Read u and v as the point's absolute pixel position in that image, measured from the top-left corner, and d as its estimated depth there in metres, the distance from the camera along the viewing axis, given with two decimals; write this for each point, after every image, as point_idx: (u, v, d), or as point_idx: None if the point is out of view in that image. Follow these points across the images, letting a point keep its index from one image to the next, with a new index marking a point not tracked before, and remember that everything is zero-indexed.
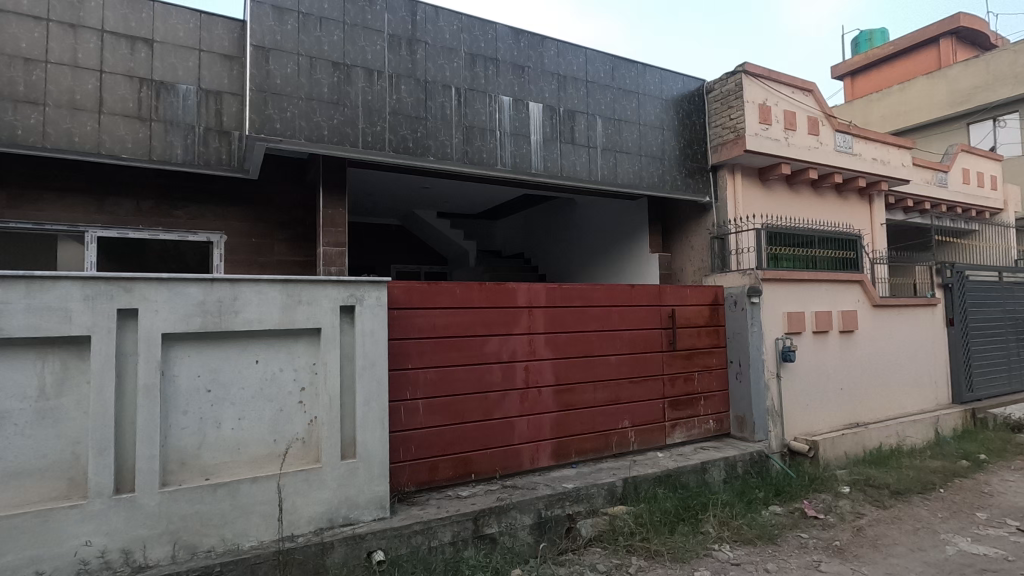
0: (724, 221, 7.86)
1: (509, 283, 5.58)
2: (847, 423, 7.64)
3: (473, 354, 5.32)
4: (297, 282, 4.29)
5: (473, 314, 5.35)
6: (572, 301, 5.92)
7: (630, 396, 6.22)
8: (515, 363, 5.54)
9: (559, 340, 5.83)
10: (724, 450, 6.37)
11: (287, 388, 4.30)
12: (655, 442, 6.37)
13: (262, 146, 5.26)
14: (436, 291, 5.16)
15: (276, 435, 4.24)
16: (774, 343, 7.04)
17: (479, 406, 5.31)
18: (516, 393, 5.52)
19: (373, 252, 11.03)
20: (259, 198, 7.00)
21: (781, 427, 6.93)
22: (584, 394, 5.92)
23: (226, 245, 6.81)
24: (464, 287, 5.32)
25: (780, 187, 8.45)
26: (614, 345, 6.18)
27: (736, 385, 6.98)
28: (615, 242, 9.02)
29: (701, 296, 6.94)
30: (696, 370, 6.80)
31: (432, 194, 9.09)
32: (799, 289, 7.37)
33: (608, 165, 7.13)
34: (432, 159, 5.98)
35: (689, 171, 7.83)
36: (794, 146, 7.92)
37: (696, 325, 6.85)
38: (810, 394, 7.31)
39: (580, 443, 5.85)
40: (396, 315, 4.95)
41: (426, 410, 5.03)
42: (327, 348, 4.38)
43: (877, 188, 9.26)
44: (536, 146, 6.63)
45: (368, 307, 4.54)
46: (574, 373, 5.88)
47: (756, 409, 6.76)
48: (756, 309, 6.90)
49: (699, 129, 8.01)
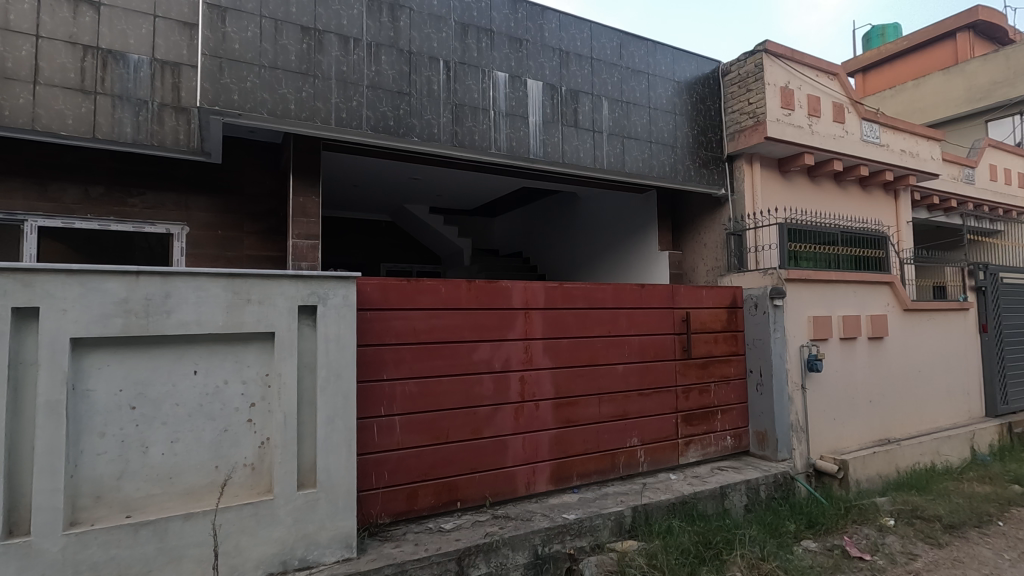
0: (741, 215, 7.17)
1: (503, 282, 4.86)
2: (877, 440, 6.92)
3: (461, 363, 4.61)
4: (246, 277, 3.57)
5: (461, 317, 4.64)
6: (575, 303, 5.21)
7: (638, 410, 5.50)
8: (508, 373, 4.82)
9: (560, 346, 5.11)
10: (745, 472, 5.65)
11: (233, 404, 3.58)
12: (667, 462, 5.65)
13: (218, 120, 4.56)
14: (417, 290, 4.46)
15: (218, 460, 3.51)
16: (799, 351, 6.33)
17: (467, 423, 4.60)
18: (510, 408, 4.80)
19: (361, 249, 10.37)
20: (226, 186, 6.30)
21: (806, 445, 6.23)
22: (588, 408, 5.20)
23: (188, 237, 6.08)
24: (450, 286, 4.61)
25: (802, 179, 7.75)
26: (621, 353, 5.46)
27: (756, 397, 6.26)
28: (619, 239, 8.33)
29: (718, 298, 6.23)
30: (713, 381, 6.07)
31: (423, 185, 8.39)
32: (824, 291, 6.66)
33: (614, 152, 6.43)
34: (417, 141, 5.28)
35: (703, 161, 7.13)
36: (818, 134, 7.22)
37: (712, 331, 6.13)
38: (837, 408, 6.59)
39: (583, 464, 5.13)
40: (370, 318, 4.24)
41: (405, 427, 4.32)
42: (282, 356, 3.66)
43: (904, 182, 8.57)
44: (535, 129, 5.92)
45: (333, 307, 3.83)
46: (577, 385, 5.17)
47: (779, 424, 6.05)
48: (779, 312, 6.19)
49: (714, 115, 7.32)
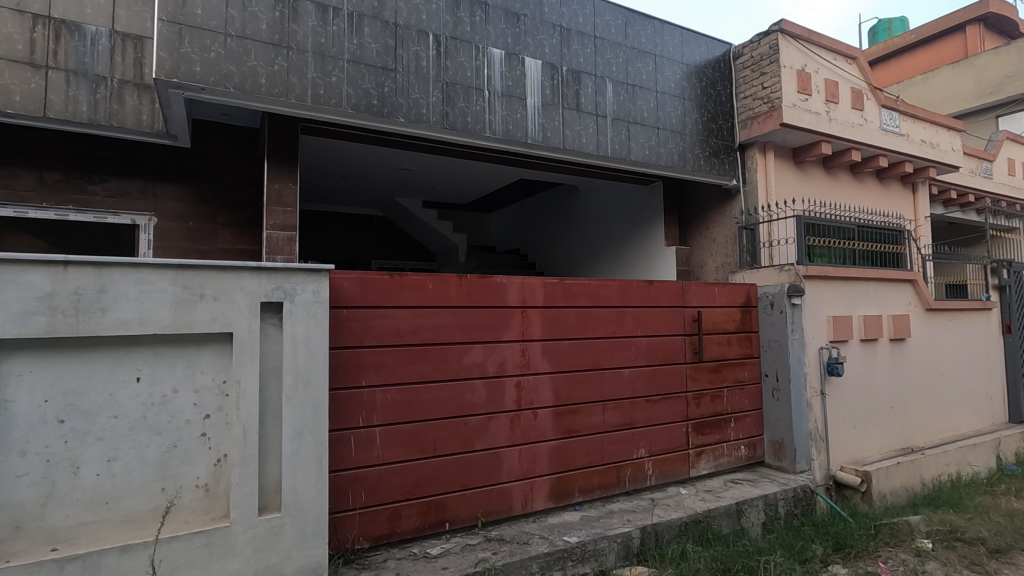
0: (753, 208, 6.70)
1: (498, 277, 4.38)
2: (899, 449, 6.46)
3: (450, 368, 4.13)
4: (198, 268, 3.09)
5: (450, 317, 4.16)
6: (577, 301, 4.73)
7: (646, 419, 5.03)
8: (503, 379, 4.34)
9: (560, 349, 4.63)
10: (761, 485, 5.19)
11: (183, 416, 3.09)
12: (677, 475, 5.18)
13: (179, 95, 4.07)
14: (401, 286, 3.98)
15: (165, 481, 3.03)
16: (817, 353, 5.86)
17: (457, 434, 4.11)
18: (505, 417, 4.32)
19: (352, 245, 9.89)
20: (198, 173, 5.80)
21: (826, 455, 5.77)
22: (591, 417, 4.73)
23: (155, 229, 5.59)
24: (439, 282, 4.13)
25: (817, 170, 7.29)
26: (627, 356, 4.98)
27: (772, 404, 5.79)
28: (623, 234, 7.86)
29: (732, 297, 5.76)
30: (726, 387, 5.60)
31: (415, 175, 7.92)
32: (844, 289, 6.18)
33: (619, 138, 5.95)
34: (403, 122, 4.80)
35: (713, 149, 6.66)
36: (836, 122, 6.75)
37: (725, 332, 5.66)
38: (858, 415, 6.12)
39: (585, 479, 4.65)
40: (347, 317, 3.76)
41: (386, 440, 3.84)
42: (241, 361, 3.17)
43: (924, 175, 8.10)
44: (533, 111, 5.44)
45: (301, 304, 3.35)
46: (579, 391, 4.69)
47: (797, 433, 5.58)
48: (798, 312, 5.72)
49: (725, 101, 6.84)
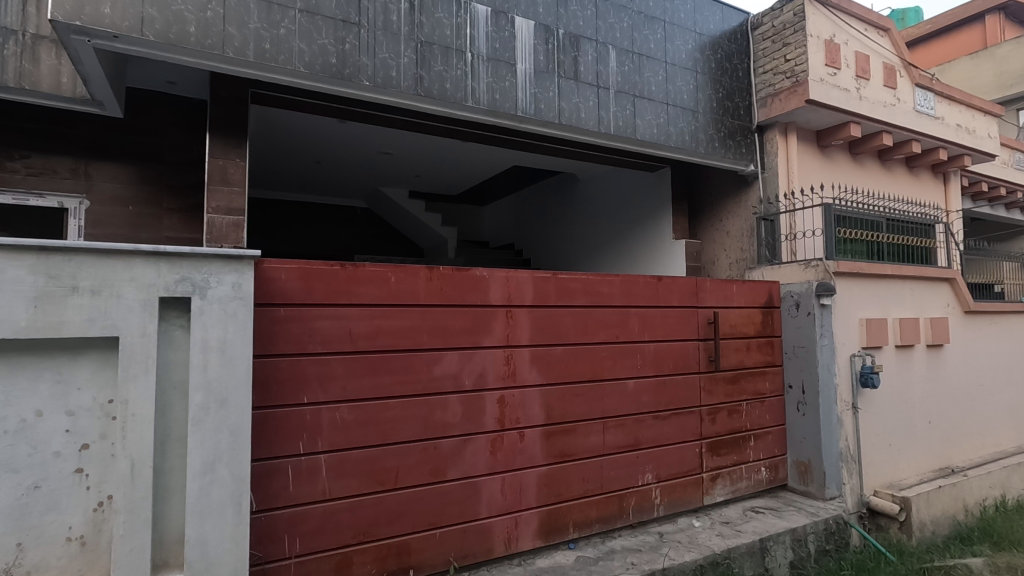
0: (773, 196, 5.97)
1: (477, 270, 3.64)
2: (937, 469, 5.71)
3: (418, 380, 3.38)
4: (70, 251, 2.34)
5: (418, 317, 3.41)
6: (573, 299, 3.99)
7: (653, 438, 4.28)
8: (483, 393, 3.59)
9: (552, 356, 3.88)
10: (787, 517, 4.44)
11: (50, 447, 2.34)
12: (689, 504, 4.44)
13: (85, 42, 3.30)
14: (356, 280, 3.23)
15: (22, 533, 2.28)
16: (849, 361, 5.11)
17: (425, 461, 3.36)
18: (484, 439, 3.58)
19: (332, 238, 9.19)
20: (140, 150, 5.05)
21: (858, 478, 5.03)
22: (589, 437, 3.98)
23: (87, 214, 4.84)
24: (405, 275, 3.39)
25: (843, 156, 6.56)
26: (632, 365, 4.24)
27: (796, 419, 5.05)
28: (626, 226, 7.12)
29: (752, 296, 5.01)
30: (744, 400, 4.86)
31: (397, 159, 7.20)
32: (879, 288, 5.42)
33: (624, 113, 5.20)
34: (367, 85, 4.05)
35: (728, 130, 5.91)
36: (867, 100, 6.00)
37: (744, 336, 4.91)
38: (893, 430, 5.38)
39: (581, 511, 3.91)
40: (284, 318, 3.03)
41: (334, 469, 3.10)
42: (131, 374, 2.42)
43: (957, 163, 7.35)
44: (524, 79, 4.68)
45: (215, 301, 2.60)
46: (575, 407, 3.94)
47: (827, 453, 4.84)
48: (827, 313, 4.97)
49: (742, 77, 6.09)
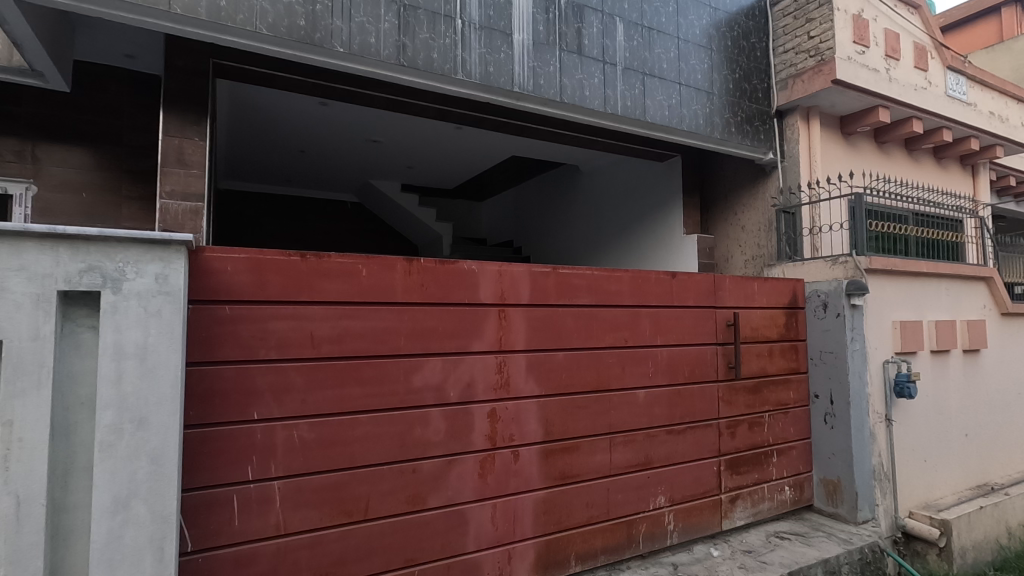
0: (794, 186, 5.47)
1: (466, 263, 3.13)
2: (974, 487, 5.20)
3: (393, 392, 2.87)
4: None
5: (395, 318, 2.90)
6: (576, 298, 3.49)
7: (666, 456, 3.77)
8: (471, 407, 3.09)
9: (552, 363, 3.38)
10: (817, 545, 3.94)
11: None
12: (705, 530, 3.93)
13: None
14: (320, 274, 2.73)
15: None
16: (883, 369, 4.59)
17: (401, 488, 2.86)
18: (472, 459, 3.07)
19: (320, 233, 8.74)
20: (95, 131, 4.56)
21: (892, 498, 4.53)
22: (594, 456, 3.47)
23: (35, 201, 4.34)
24: (379, 268, 2.88)
25: (867, 145, 6.05)
26: (643, 372, 3.73)
27: (823, 433, 4.54)
28: (630, 220, 6.63)
29: (776, 294, 4.51)
30: (766, 412, 4.35)
31: (386, 147, 6.72)
32: (913, 287, 4.90)
33: (632, 93, 4.70)
34: (342, 52, 3.56)
35: (746, 114, 5.40)
36: (897, 82, 5.49)
37: (766, 340, 4.40)
38: (929, 445, 4.87)
39: (584, 541, 3.40)
40: (230, 319, 2.53)
41: (291, 499, 2.60)
42: (17, 387, 1.90)
43: (989, 155, 6.83)
44: (521, 51, 4.18)
45: (133, 297, 2.09)
46: (578, 421, 3.44)
47: (859, 471, 4.33)
48: (859, 315, 4.45)
49: (760, 57, 5.57)
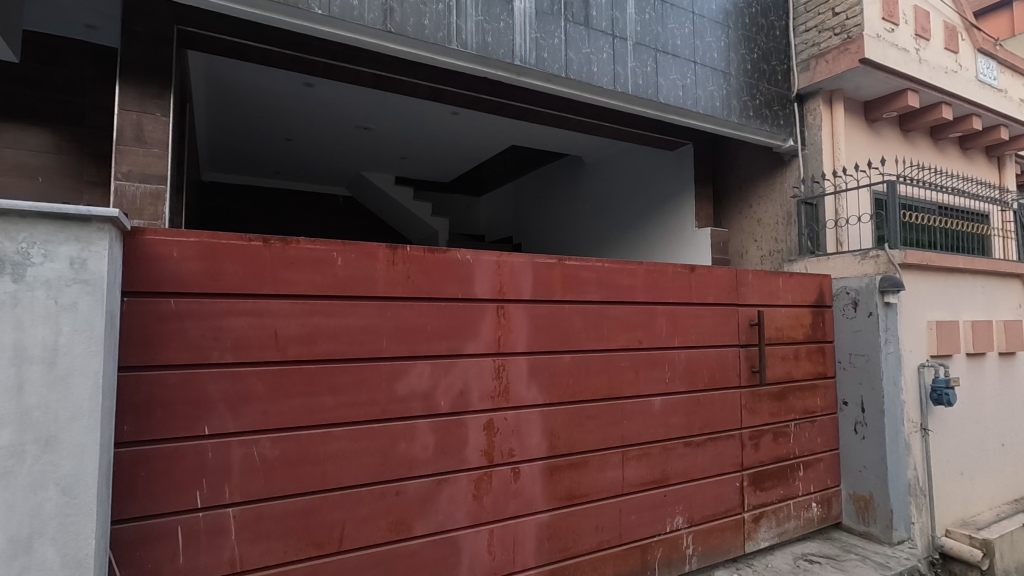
0: (817, 175, 5.07)
1: (459, 252, 2.73)
2: (1011, 501, 4.79)
3: (373, 401, 2.46)
4: None
5: (376, 316, 2.49)
6: (584, 293, 3.08)
7: (684, 471, 3.36)
8: (464, 418, 2.67)
9: (557, 368, 2.96)
10: (851, 570, 3.53)
11: None
12: (727, 553, 3.52)
13: None
14: (287, 262, 2.32)
15: None
16: (918, 373, 4.19)
17: (382, 513, 2.44)
18: (466, 478, 2.66)
19: (310, 229, 8.35)
20: (53, 110, 4.14)
21: (928, 515, 4.13)
22: (604, 472, 3.06)
23: None
24: (358, 257, 2.47)
25: (892, 133, 5.66)
26: (659, 377, 3.32)
27: (853, 443, 4.13)
28: (637, 212, 6.23)
29: (802, 291, 4.10)
30: (792, 420, 3.95)
31: (378, 135, 6.31)
32: (948, 285, 4.49)
33: (644, 70, 4.29)
34: (321, 15, 3.14)
35: (765, 97, 5.00)
36: (927, 64, 5.09)
37: (791, 342, 4.00)
38: (965, 456, 4.46)
39: (593, 569, 2.99)
40: (176, 315, 2.11)
41: (249, 529, 2.18)
42: None
43: (1017, 145, 6.43)
44: (522, 20, 3.77)
45: (41, 286, 1.67)
46: (587, 433, 3.02)
47: (894, 486, 3.93)
48: (893, 314, 4.05)
49: (779, 36, 5.17)
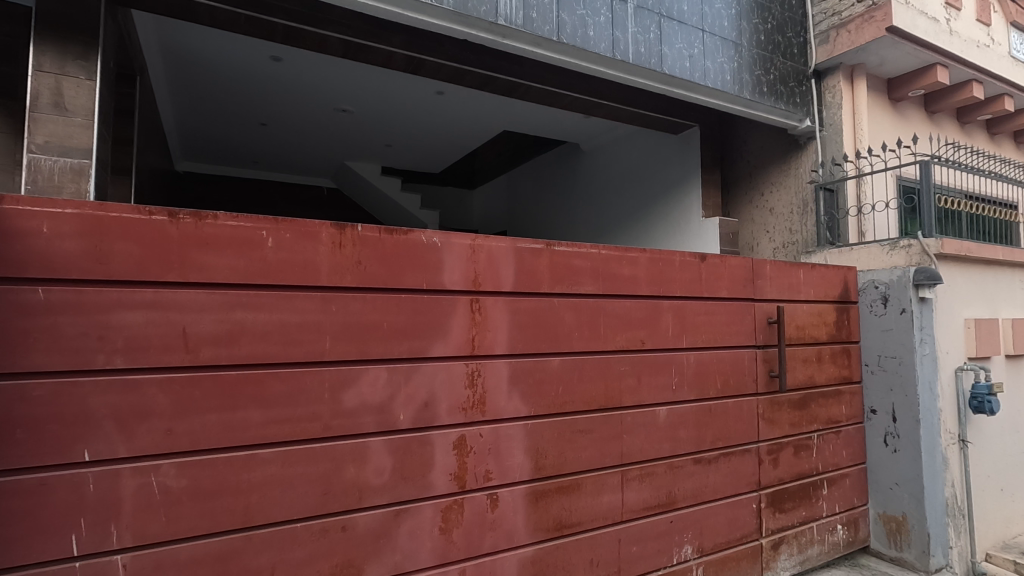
0: (837, 158, 4.59)
1: (424, 234, 2.25)
2: None
3: (313, 417, 1.99)
4: None
5: (317, 311, 2.02)
6: (576, 285, 2.60)
7: (694, 492, 2.89)
8: (429, 435, 2.20)
9: (544, 374, 2.49)
10: None
11: None
12: None
13: None
14: (200, 243, 1.85)
15: None
16: (955, 377, 3.71)
17: (324, 555, 1.97)
18: (431, 508, 2.19)
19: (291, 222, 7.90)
20: None
21: (968, 538, 3.65)
22: (600, 496, 2.59)
23: None
24: (294, 238, 2.00)
25: (916, 115, 5.18)
26: (665, 384, 2.84)
27: (883, 457, 3.67)
28: (638, 201, 5.76)
29: (825, 285, 3.63)
30: (815, 431, 3.48)
31: (359, 119, 5.83)
32: (986, 278, 4.01)
33: (646, 36, 3.82)
34: None
35: (780, 72, 4.53)
36: (958, 36, 4.62)
37: (814, 342, 3.54)
38: (1006, 471, 3.98)
39: None
40: (46, 308, 1.64)
41: None
42: None
43: None
44: None
45: None
46: (579, 451, 2.55)
47: (932, 507, 3.44)
48: (927, 310, 3.57)
49: (795, 6, 4.70)
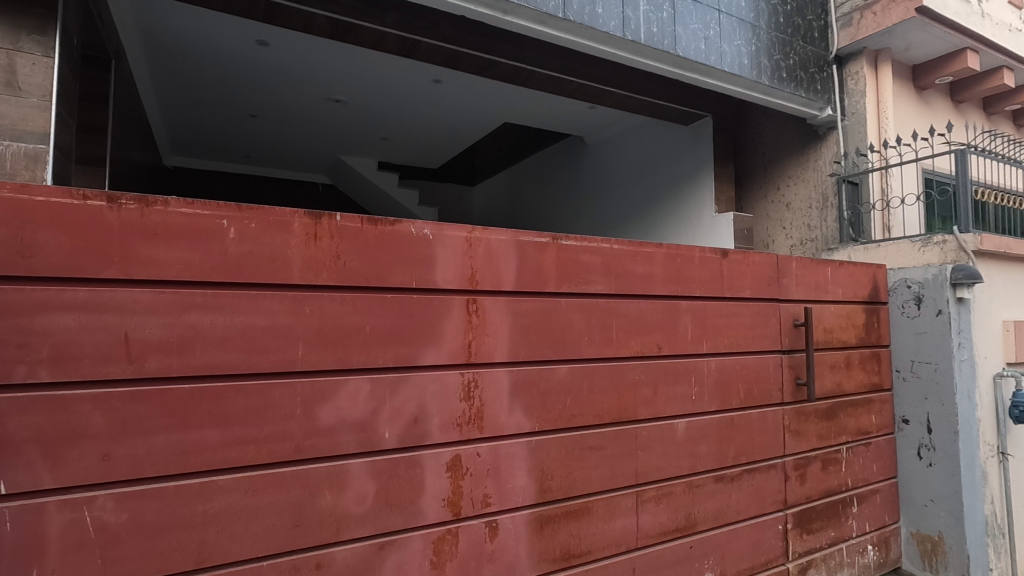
0: (860, 149, 4.30)
1: (413, 225, 1.97)
2: None
3: (282, 437, 1.71)
4: None
5: (287, 313, 1.74)
6: (586, 283, 2.32)
7: (716, 513, 2.61)
8: (418, 455, 1.92)
9: (550, 383, 2.21)
10: None
11: None
12: None
13: None
14: (146, 233, 1.57)
15: None
16: (994, 384, 3.42)
17: None
18: (420, 539, 1.91)
19: None
20: None
21: (1009, 559, 3.35)
22: (613, 521, 2.31)
23: None
24: (260, 228, 1.72)
25: (940, 103, 4.90)
26: (684, 394, 2.56)
27: (916, 470, 3.39)
28: (646, 196, 5.48)
29: (854, 285, 3.35)
30: (845, 443, 3.19)
31: (353, 110, 5.55)
32: None
33: (659, 15, 3.53)
34: None
35: (800, 57, 4.23)
36: (989, 18, 4.32)
37: (842, 347, 3.25)
38: None
39: None
40: None
41: None
42: None
43: None
44: None
45: None
46: (589, 470, 2.27)
47: (972, 528, 3.15)
48: (965, 311, 3.26)
49: None
